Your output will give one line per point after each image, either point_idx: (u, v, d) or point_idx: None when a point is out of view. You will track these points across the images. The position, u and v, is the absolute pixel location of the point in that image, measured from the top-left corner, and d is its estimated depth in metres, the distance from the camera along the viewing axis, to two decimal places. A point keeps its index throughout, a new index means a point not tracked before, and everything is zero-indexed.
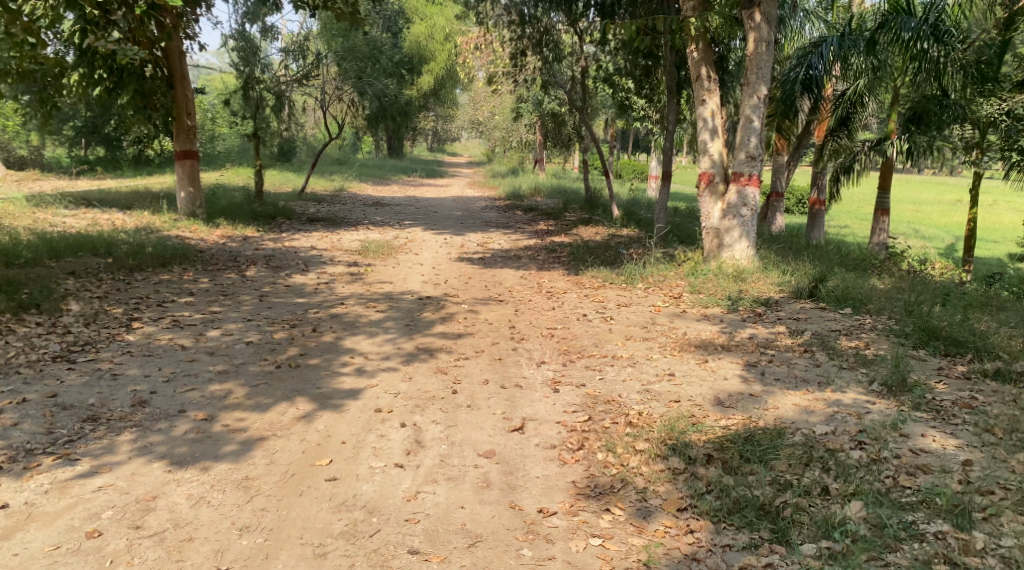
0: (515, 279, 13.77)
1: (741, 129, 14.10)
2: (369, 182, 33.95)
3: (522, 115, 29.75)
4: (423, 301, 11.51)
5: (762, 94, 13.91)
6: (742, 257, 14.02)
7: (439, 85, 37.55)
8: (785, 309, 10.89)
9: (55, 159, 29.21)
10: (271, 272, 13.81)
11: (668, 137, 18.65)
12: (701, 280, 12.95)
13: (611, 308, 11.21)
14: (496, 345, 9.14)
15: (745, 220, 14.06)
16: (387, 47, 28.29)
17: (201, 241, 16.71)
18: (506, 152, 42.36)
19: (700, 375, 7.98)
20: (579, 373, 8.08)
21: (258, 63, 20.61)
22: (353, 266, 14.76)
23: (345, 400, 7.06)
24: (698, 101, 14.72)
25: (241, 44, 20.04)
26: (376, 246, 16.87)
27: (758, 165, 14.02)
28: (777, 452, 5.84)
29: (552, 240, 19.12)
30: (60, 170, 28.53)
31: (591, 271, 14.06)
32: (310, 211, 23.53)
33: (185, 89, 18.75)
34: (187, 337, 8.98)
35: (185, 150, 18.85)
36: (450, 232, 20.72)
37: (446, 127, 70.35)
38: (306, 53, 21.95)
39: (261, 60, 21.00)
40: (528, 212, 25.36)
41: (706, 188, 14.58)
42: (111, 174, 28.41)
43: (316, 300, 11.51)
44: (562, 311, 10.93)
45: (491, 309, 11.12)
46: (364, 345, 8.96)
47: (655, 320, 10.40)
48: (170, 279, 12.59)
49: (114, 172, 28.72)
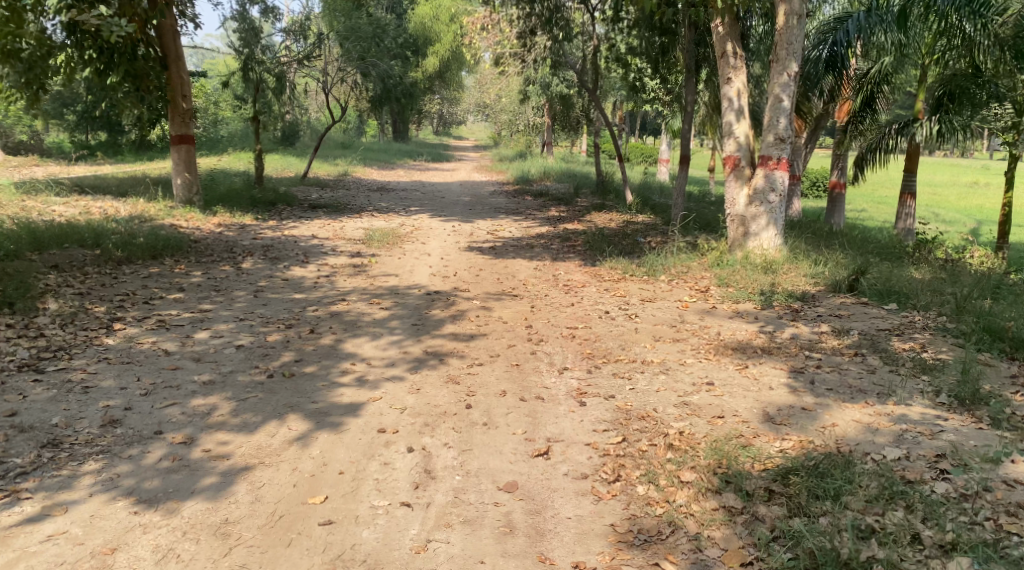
0: (529, 271, 12.90)
1: (770, 109, 13.20)
2: (373, 167, 33.07)
3: (530, 97, 28.87)
4: (431, 297, 10.68)
5: (792, 71, 12.96)
6: (770, 246, 13.12)
7: (445, 67, 36.56)
8: (825, 305, 10.05)
9: (54, 144, 28.39)
10: (269, 264, 12.99)
11: (687, 119, 17.73)
12: (730, 271, 12.09)
13: (634, 304, 10.34)
14: (513, 347, 8.31)
15: (772, 207, 13.15)
16: (391, 28, 27.44)
17: (197, 230, 15.88)
18: (513, 136, 41.38)
19: (741, 385, 7.14)
20: (606, 381, 7.24)
21: (258, 44, 19.69)
22: (356, 257, 13.90)
23: (344, 417, 6.24)
24: (723, 79, 13.79)
25: (241, 26, 19.16)
26: (380, 234, 16.06)
27: (788, 148, 13.12)
28: (852, 486, 5.07)
29: (566, 228, 18.22)
30: (57, 155, 27.73)
31: (609, 262, 13.22)
32: (313, 197, 22.68)
33: (180, 72, 17.64)
34: (170, 341, 8.15)
35: (182, 135, 17.90)
36: (457, 219, 19.83)
37: (451, 110, 69.28)
38: (307, 33, 21.10)
39: (263, 41, 19.94)
40: (537, 197, 24.46)
41: (732, 173, 13.69)
42: (111, 159, 27.64)
43: (315, 296, 10.68)
44: (582, 308, 10.10)
45: (505, 306, 10.27)
46: (366, 349, 8.12)
47: (683, 318, 9.54)
48: (160, 273, 11.75)
49: (114, 158, 27.94)
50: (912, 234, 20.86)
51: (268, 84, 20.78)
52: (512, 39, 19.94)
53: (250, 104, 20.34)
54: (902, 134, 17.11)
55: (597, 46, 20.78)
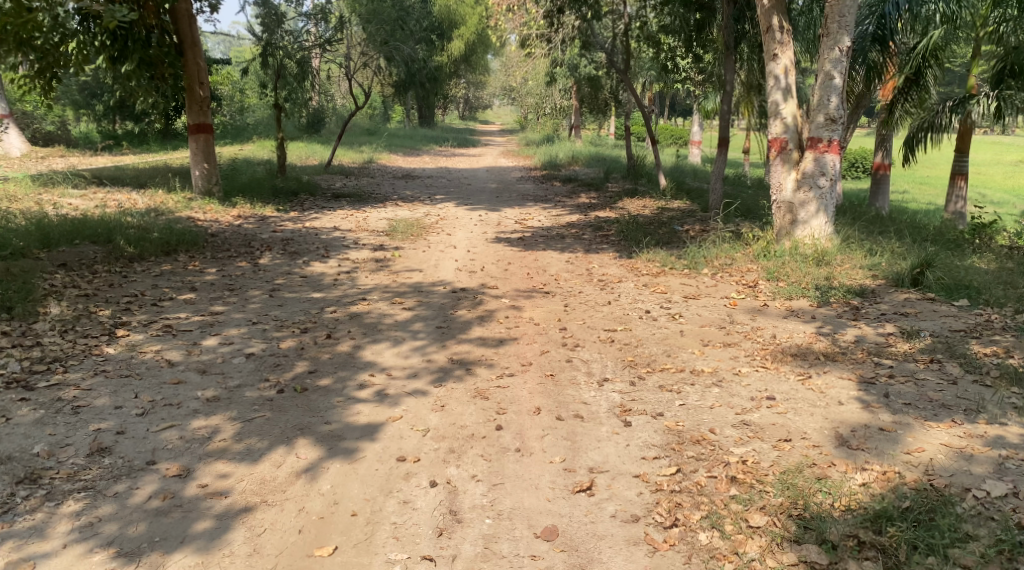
0: (561, 264, 12.14)
1: (820, 87, 12.36)
2: (399, 153, 32.41)
3: (559, 79, 28.00)
4: (457, 296, 10.01)
5: (844, 46, 12.08)
6: (820, 235, 12.34)
7: (470, 50, 35.85)
8: (887, 302, 9.33)
9: (80, 133, 27.95)
10: (287, 259, 12.36)
11: (726, 99, 16.87)
12: (778, 264, 11.29)
13: (676, 302, 9.56)
14: (547, 354, 7.58)
15: (823, 192, 12.35)
16: (416, 11, 26.68)
17: (215, 223, 15.29)
18: (540, 119, 40.43)
19: (807, 399, 6.38)
20: (653, 395, 6.52)
21: (281, 30, 19.04)
22: (379, 251, 13.22)
23: (359, 441, 5.57)
24: (769, 56, 12.88)
25: (263, 12, 18.59)
26: (404, 226, 15.42)
27: (839, 129, 12.28)
28: (962, 538, 4.57)
29: (597, 216, 17.43)
30: (82, 145, 27.30)
31: (646, 253, 12.43)
32: (337, 186, 22.07)
33: (196, 57, 17.07)
34: (175, 349, 7.51)
35: (200, 124, 17.27)
36: (484, 208, 19.10)
37: (476, 92, 68.34)
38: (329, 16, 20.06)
39: (286, 25, 19.21)
40: (565, 183, 23.67)
41: (778, 156, 12.85)
42: (136, 148, 27.18)
43: (334, 295, 10.02)
44: (620, 307, 9.36)
45: (537, 305, 9.53)
46: (387, 358, 7.42)
47: (733, 318, 8.76)
48: (173, 270, 11.12)
49: (139, 146, 27.45)
50: (963, 217, 19.78)
51: (289, 70, 20.06)
52: (538, 18, 18.98)
53: (272, 92, 19.68)
54: (955, 113, 15.93)
55: (628, 25, 19.86)
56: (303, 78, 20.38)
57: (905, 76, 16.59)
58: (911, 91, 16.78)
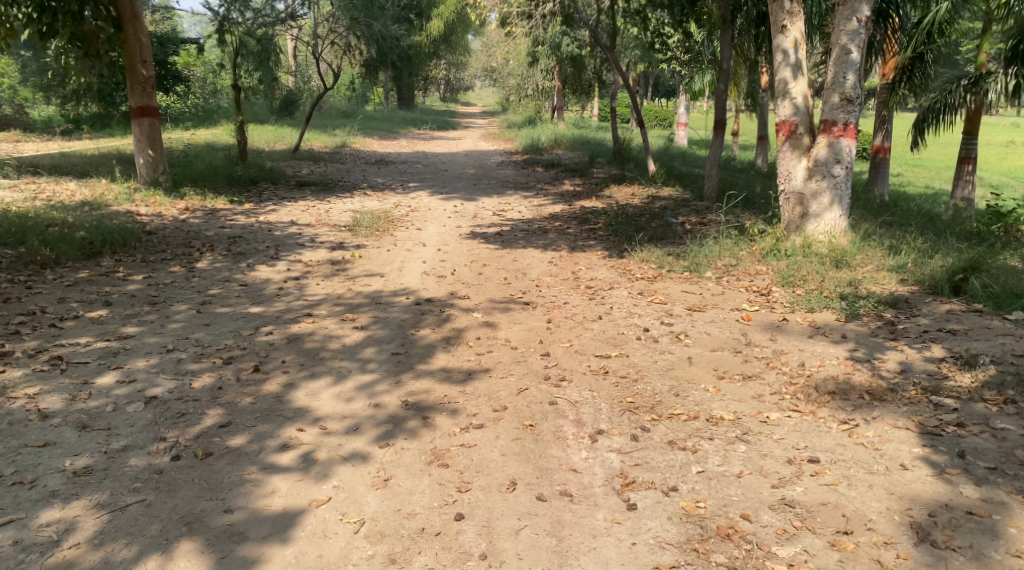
0: (543, 267, 10.64)
1: (835, 63, 10.97)
2: (374, 137, 30.72)
3: (541, 58, 26.42)
4: (421, 309, 8.49)
5: (863, 16, 10.70)
6: (834, 229, 10.96)
7: (450, 30, 34.18)
8: (926, 314, 7.93)
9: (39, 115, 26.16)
10: (231, 261, 10.79)
11: (723, 78, 15.38)
12: (791, 266, 9.88)
13: (679, 316, 8.09)
14: (525, 394, 6.07)
15: (837, 181, 10.98)
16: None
17: (158, 218, 13.62)
18: (520, 100, 38.73)
19: (860, 462, 4.92)
20: (661, 456, 5.09)
21: (241, 5, 17.18)
22: (337, 251, 11.67)
23: (262, 547, 4.35)
24: (777, 28, 11.41)
25: None
26: (369, 220, 13.90)
27: (856, 110, 10.90)
28: None
29: (582, 206, 15.97)
30: (40, 128, 25.30)
31: (639, 253, 10.97)
32: (302, 173, 20.42)
33: (139, 33, 15.13)
34: (57, 393, 5.94)
35: (143, 106, 15.43)
36: (460, 197, 17.59)
37: (458, 73, 66.32)
38: None
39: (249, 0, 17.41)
40: (548, 168, 22.14)
41: (787, 140, 11.39)
42: (96, 132, 25.26)
43: (275, 309, 8.46)
44: (612, 322, 7.91)
45: (514, 322, 8.04)
46: (324, 404, 5.87)
47: (749, 339, 7.32)
48: (91, 278, 9.51)
49: (100, 129, 25.52)
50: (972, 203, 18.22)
51: (249, 47, 18.33)
52: None
53: (231, 72, 17.93)
54: (971, 90, 14.55)
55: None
56: (267, 56, 18.64)
57: (910, 52, 15.22)
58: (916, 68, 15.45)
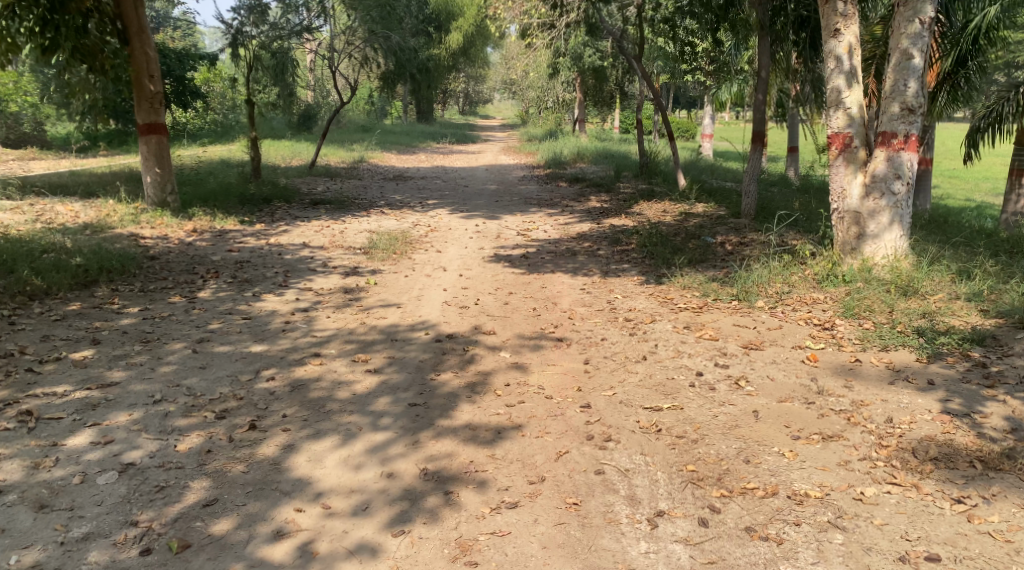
0: (575, 295, 9.73)
1: (894, 70, 10.00)
2: (393, 151, 29.99)
3: (562, 71, 25.56)
4: (442, 346, 7.59)
5: (926, 17, 9.74)
6: (894, 252, 9.98)
7: (469, 44, 33.36)
8: (1021, 354, 6.96)
9: (57, 134, 25.67)
10: (236, 289, 9.94)
11: (760, 89, 14.36)
12: (852, 295, 8.93)
13: (735, 357, 7.18)
14: (567, 459, 5.23)
15: (897, 200, 10.00)
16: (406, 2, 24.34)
17: (163, 241, 12.82)
18: (540, 113, 37.88)
19: (992, 561, 4.39)
20: (740, 548, 4.53)
21: (255, 20, 16.46)
22: (351, 277, 10.81)
23: None
24: (828, 33, 10.45)
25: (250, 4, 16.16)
26: (386, 241, 13.05)
27: (918, 121, 9.94)
28: None
29: (611, 224, 15.07)
30: (58, 146, 24.73)
31: (679, 278, 10.06)
32: (318, 190, 19.64)
33: (145, 46, 14.31)
34: (18, 460, 5.11)
35: (151, 124, 14.55)
36: (481, 214, 16.75)
37: (477, 87, 65.66)
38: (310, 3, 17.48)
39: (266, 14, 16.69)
40: (572, 183, 21.25)
41: (840, 154, 10.39)
42: (114, 149, 24.66)
43: (281, 348, 7.61)
44: (659, 364, 6.99)
45: (547, 363, 7.11)
46: (329, 475, 5.03)
47: (821, 388, 6.39)
48: (82, 310, 8.66)
49: (118, 146, 24.88)
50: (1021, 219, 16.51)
51: (264, 62, 17.60)
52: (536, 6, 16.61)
53: (243, 87, 17.18)
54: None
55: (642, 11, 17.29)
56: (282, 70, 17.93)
57: (953, 60, 14.13)
58: (959, 76, 14.44)
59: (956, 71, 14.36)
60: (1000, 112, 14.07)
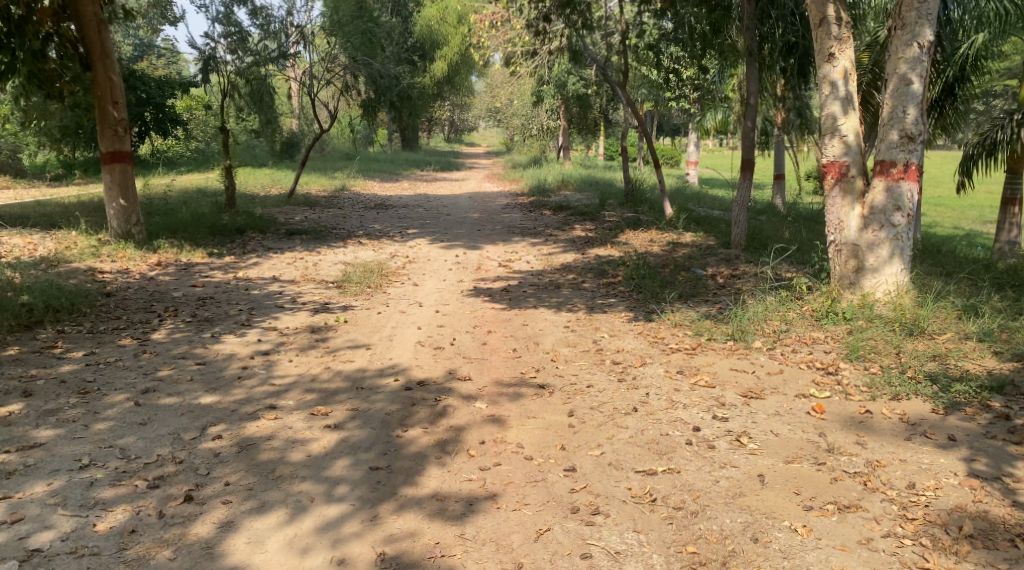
0: (558, 334, 9.07)
1: (892, 96, 9.42)
2: (375, 179, 29.32)
3: (546, 98, 25.04)
4: (410, 394, 6.89)
5: (925, 41, 9.18)
6: (896, 287, 9.33)
7: (454, 72, 32.83)
8: None
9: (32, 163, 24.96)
10: (195, 329, 9.22)
11: (749, 116, 13.77)
12: (855, 335, 8.33)
13: (734, 407, 6.55)
14: (548, 538, 4.76)
15: (898, 232, 9.38)
16: (389, 30, 23.84)
17: (124, 275, 12.07)
18: (525, 140, 37.35)
19: None
20: None
21: (231, 45, 15.87)
22: (320, 314, 10.10)
23: None
24: (822, 58, 9.91)
25: (229, 31, 15.65)
26: (360, 274, 12.36)
27: (918, 149, 9.36)
28: None
29: (596, 255, 14.45)
30: (31, 173, 23.89)
31: (669, 315, 9.41)
32: (294, 220, 18.92)
33: (110, 71, 13.52)
34: None
35: (114, 151, 13.78)
36: (462, 244, 16.09)
37: (463, 115, 65.22)
38: (288, 32, 16.95)
39: (248, 42, 16.17)
40: (556, 211, 20.65)
41: (837, 184, 9.79)
42: (88, 176, 23.89)
43: (234, 396, 6.90)
44: (651, 416, 6.35)
45: (527, 416, 6.41)
46: (271, 562, 4.60)
47: (832, 445, 5.72)
48: (21, 355, 7.93)
49: (93, 175, 24.14)
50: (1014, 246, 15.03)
51: (240, 89, 16.98)
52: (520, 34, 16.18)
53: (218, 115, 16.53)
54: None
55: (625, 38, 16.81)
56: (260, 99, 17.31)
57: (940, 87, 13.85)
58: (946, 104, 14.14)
59: (943, 100, 14.08)
60: (996, 139, 13.55)
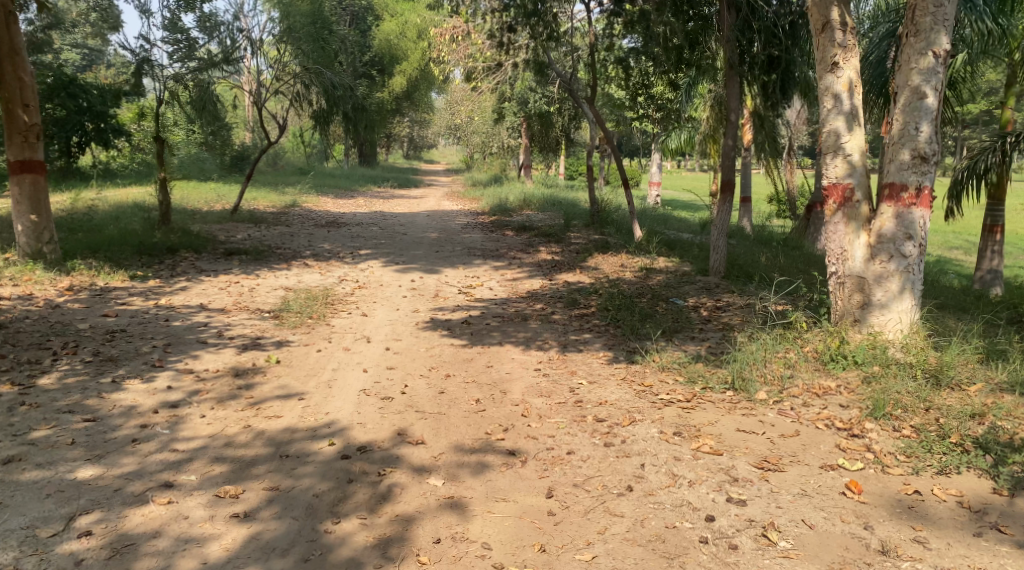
0: (529, 378, 7.74)
1: (901, 111, 7.79)
2: (329, 195, 27.74)
3: (508, 115, 23.78)
4: (347, 464, 5.54)
5: (941, 49, 7.61)
6: (908, 327, 7.78)
7: (413, 87, 31.46)
8: None
9: None
10: (94, 371, 7.72)
11: (732, 133, 12.43)
12: (873, 385, 7.08)
13: (752, 484, 5.29)
14: None
15: (909, 263, 7.81)
16: (347, 42, 22.41)
17: (25, 302, 10.42)
18: (486, 157, 36.08)
19: None
20: None
21: (171, 49, 14.29)
22: (248, 352, 8.63)
23: None
24: (821, 67, 8.24)
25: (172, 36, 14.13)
26: (300, 303, 10.91)
27: (932, 171, 7.76)
28: None
29: (565, 281, 13.19)
30: None
31: (654, 356, 8.11)
32: (235, 238, 17.33)
33: (19, 69, 11.96)
34: None
35: (24, 161, 12.09)
36: (418, 268, 14.71)
37: (421, 131, 63.77)
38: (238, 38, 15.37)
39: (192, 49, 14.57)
40: (520, 232, 19.33)
41: (839, 209, 8.15)
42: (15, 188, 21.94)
43: (122, 464, 5.49)
44: (651, 499, 5.16)
45: (495, 498, 5.18)
46: None
47: (886, 547, 4.73)
48: None
49: None
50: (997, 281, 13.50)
51: (184, 97, 15.37)
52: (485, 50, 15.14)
53: (155, 126, 14.89)
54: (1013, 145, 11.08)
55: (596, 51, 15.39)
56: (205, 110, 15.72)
57: None
58: None
59: None
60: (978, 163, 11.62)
